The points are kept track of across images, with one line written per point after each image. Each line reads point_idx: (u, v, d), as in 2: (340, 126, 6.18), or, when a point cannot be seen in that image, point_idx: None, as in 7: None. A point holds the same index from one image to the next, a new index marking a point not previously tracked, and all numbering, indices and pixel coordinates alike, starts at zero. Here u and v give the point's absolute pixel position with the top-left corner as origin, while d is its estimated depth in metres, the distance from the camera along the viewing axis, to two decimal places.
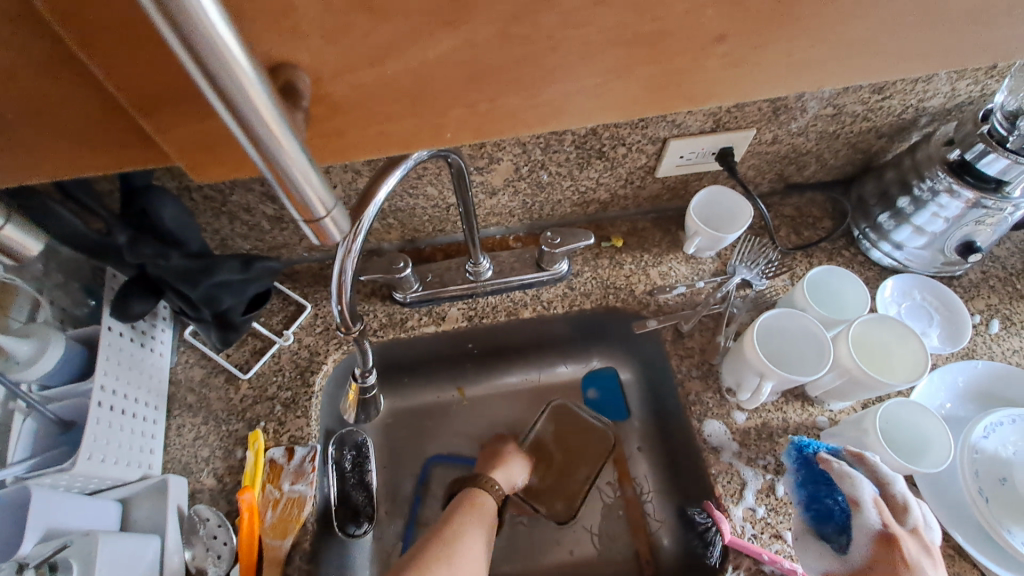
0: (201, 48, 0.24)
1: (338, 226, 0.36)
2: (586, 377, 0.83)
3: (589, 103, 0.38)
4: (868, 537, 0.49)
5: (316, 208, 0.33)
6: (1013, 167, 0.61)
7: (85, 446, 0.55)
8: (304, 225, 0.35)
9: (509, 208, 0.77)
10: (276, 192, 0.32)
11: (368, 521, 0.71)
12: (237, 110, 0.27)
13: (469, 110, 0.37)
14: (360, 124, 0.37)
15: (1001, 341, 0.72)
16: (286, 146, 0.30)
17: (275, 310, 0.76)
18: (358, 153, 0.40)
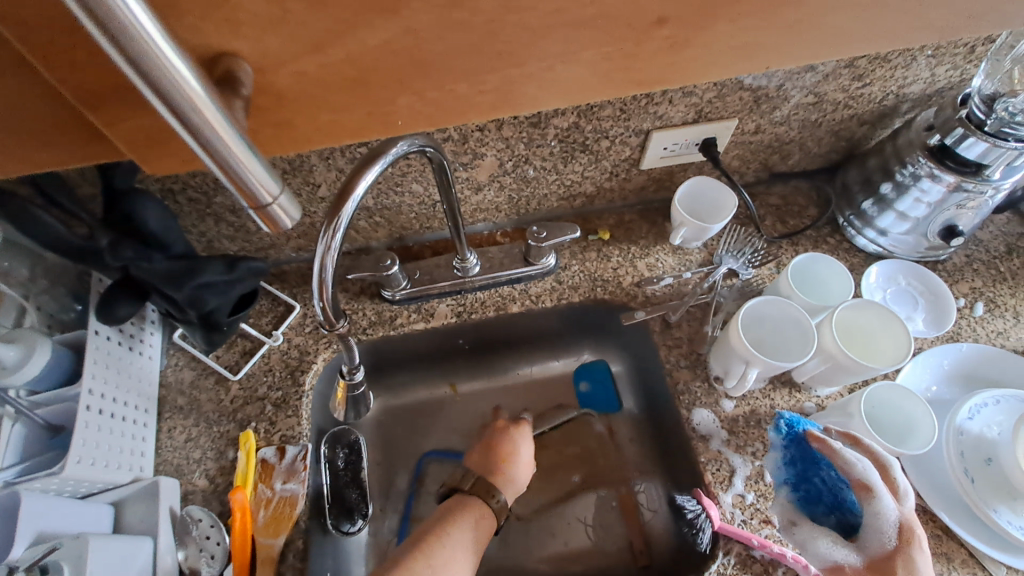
0: (131, 48, 0.28)
1: (286, 210, 0.38)
2: (580, 371, 0.84)
3: (538, 90, 0.48)
4: (886, 523, 0.52)
5: (260, 192, 0.36)
6: (993, 150, 0.62)
7: (74, 449, 0.55)
8: (253, 211, 0.38)
9: (495, 203, 0.77)
10: (220, 178, 0.35)
11: (362, 519, 0.70)
12: (174, 104, 0.30)
13: (418, 98, 0.47)
14: (313, 113, 0.46)
15: (986, 324, 0.72)
16: (223, 134, 0.33)
17: (264, 311, 0.76)
18: (316, 136, 0.49)
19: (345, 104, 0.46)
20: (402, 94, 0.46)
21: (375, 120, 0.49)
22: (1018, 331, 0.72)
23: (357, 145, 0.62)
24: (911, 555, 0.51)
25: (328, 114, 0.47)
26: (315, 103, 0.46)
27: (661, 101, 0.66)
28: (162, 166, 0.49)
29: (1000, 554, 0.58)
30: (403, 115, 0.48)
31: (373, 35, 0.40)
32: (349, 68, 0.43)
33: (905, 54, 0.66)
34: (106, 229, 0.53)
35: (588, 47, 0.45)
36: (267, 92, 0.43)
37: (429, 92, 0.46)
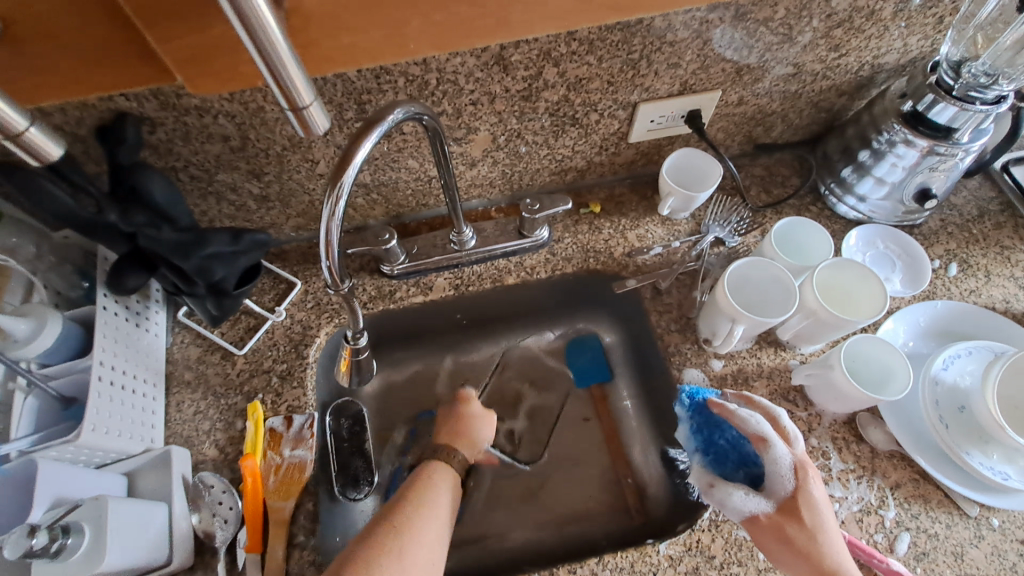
0: None
1: (318, 116, 0.42)
2: (576, 346, 0.86)
3: (528, 16, 0.56)
4: (783, 467, 0.57)
5: (299, 96, 0.40)
6: (961, 114, 0.65)
7: (89, 418, 0.57)
8: (290, 113, 0.41)
9: (489, 178, 0.80)
10: (267, 82, 0.39)
11: (367, 487, 0.73)
12: (242, 11, 0.34)
13: (427, 20, 0.53)
14: (333, 37, 0.51)
15: (959, 283, 0.76)
16: (278, 47, 0.36)
17: (266, 288, 0.78)
18: (325, 67, 0.55)
19: (363, 26, 0.52)
20: (413, 16, 0.52)
21: (390, 42, 0.54)
22: (988, 288, 0.75)
23: (354, 119, 0.64)
24: (806, 491, 0.56)
25: (349, 37, 0.52)
26: (332, 25, 0.50)
27: (647, 73, 0.68)
28: (204, 88, 0.53)
29: (975, 494, 0.62)
30: (415, 38, 0.55)
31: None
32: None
33: (879, 24, 0.69)
34: (112, 203, 0.54)
35: None
36: (297, 15, 0.48)
37: (434, 15, 0.53)
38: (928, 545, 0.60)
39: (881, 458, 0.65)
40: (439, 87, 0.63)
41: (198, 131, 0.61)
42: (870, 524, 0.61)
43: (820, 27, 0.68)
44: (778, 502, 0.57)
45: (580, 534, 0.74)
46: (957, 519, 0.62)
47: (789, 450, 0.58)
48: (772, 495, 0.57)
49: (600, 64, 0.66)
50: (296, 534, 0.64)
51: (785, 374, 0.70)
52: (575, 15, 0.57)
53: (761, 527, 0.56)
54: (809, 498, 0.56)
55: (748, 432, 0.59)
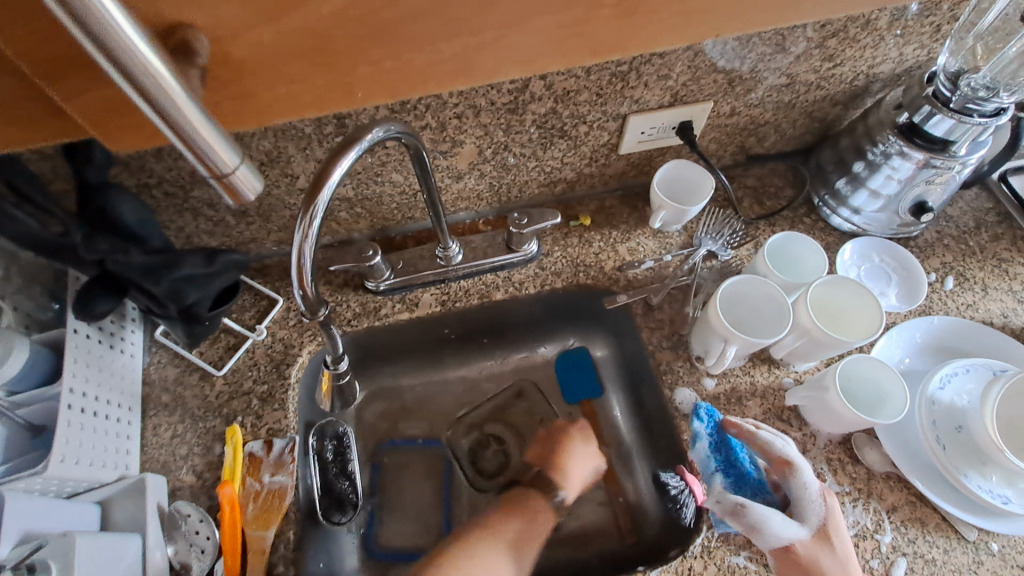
0: (89, 20, 0.29)
1: (248, 180, 0.39)
2: (565, 362, 0.84)
3: (500, 58, 0.52)
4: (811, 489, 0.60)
5: (221, 164, 0.37)
6: (959, 126, 0.63)
7: (58, 448, 0.54)
8: (215, 181, 0.38)
9: (476, 191, 0.78)
10: (183, 150, 0.36)
11: (352, 510, 0.72)
12: (132, 76, 0.31)
13: (373, 68, 0.49)
14: (267, 85, 0.48)
15: (956, 297, 0.75)
16: (184, 110, 0.34)
17: (247, 305, 0.76)
18: (267, 113, 0.51)
19: (302, 76, 0.48)
20: (360, 64, 0.49)
21: (335, 91, 0.51)
22: (986, 302, 0.74)
23: (334, 134, 0.62)
24: (832, 513, 0.59)
25: (287, 86, 0.49)
26: (270, 74, 0.47)
27: (637, 84, 0.66)
28: (125, 143, 0.51)
29: (973, 518, 0.61)
30: (363, 85, 0.51)
31: (326, 6, 0.43)
32: (308, 36, 0.45)
33: (874, 34, 0.67)
34: (81, 224, 0.53)
35: (542, 18, 0.49)
36: (227, 63, 0.45)
37: (384, 62, 0.49)
38: (925, 571, 0.59)
39: (877, 481, 0.64)
40: (422, 101, 0.61)
41: (170, 147, 0.59)
42: (866, 549, 0.60)
43: (814, 37, 0.66)
44: (812, 527, 0.58)
45: (569, 559, 0.72)
46: (954, 543, 0.60)
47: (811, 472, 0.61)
48: (808, 520, 0.59)
49: (588, 76, 0.63)
50: (276, 565, 0.62)
51: (780, 393, 0.68)
52: (550, 58, 0.54)
53: (797, 553, 0.57)
54: (834, 521, 0.59)
55: (775, 454, 0.61)
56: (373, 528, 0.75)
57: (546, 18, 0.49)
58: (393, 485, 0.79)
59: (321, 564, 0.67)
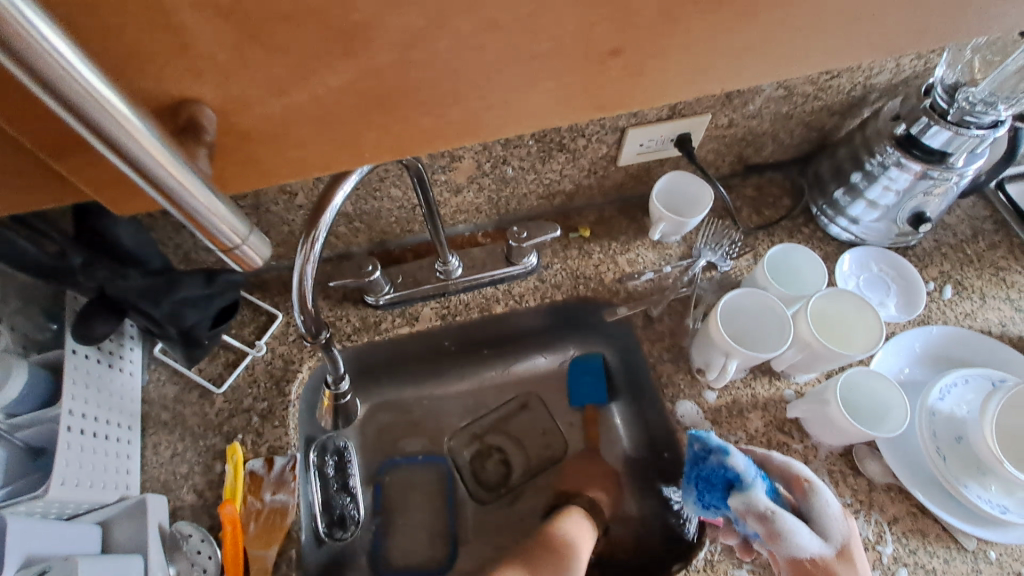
0: (81, 106, 0.27)
1: (256, 252, 0.37)
2: (575, 367, 0.83)
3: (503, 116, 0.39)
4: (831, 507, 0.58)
5: (228, 239, 0.35)
6: (956, 138, 0.64)
7: (58, 471, 0.54)
8: (222, 253, 0.36)
9: (475, 204, 0.78)
10: (189, 227, 0.34)
11: (353, 526, 0.73)
12: (129, 156, 0.29)
13: (382, 131, 0.38)
14: (260, 145, 0.37)
15: (954, 306, 0.75)
16: (188, 187, 0.31)
17: (246, 321, 0.76)
18: (259, 174, 0.39)
19: (301, 136, 0.37)
20: (366, 129, 0.37)
21: (339, 150, 0.39)
22: (984, 311, 0.74)
23: None
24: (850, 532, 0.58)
25: (286, 146, 0.37)
26: (272, 137, 0.36)
27: None
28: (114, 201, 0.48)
29: (973, 528, 0.61)
30: (370, 147, 0.39)
31: (334, 77, 0.33)
32: (308, 99, 0.34)
33: None
34: (78, 246, 0.53)
35: (555, 84, 0.37)
36: (235, 137, 0.36)
37: (394, 128, 0.37)
38: None
39: (879, 492, 0.64)
40: None
41: None
42: (867, 561, 0.60)
43: None
44: (836, 542, 0.57)
45: None
46: (955, 553, 0.60)
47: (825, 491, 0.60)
48: (831, 535, 0.57)
49: None
50: None
51: (780, 405, 0.68)
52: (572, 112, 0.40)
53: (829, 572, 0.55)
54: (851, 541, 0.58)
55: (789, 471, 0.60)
56: (381, 546, 0.75)
57: (557, 95, 0.38)
58: (399, 502, 0.79)
59: None
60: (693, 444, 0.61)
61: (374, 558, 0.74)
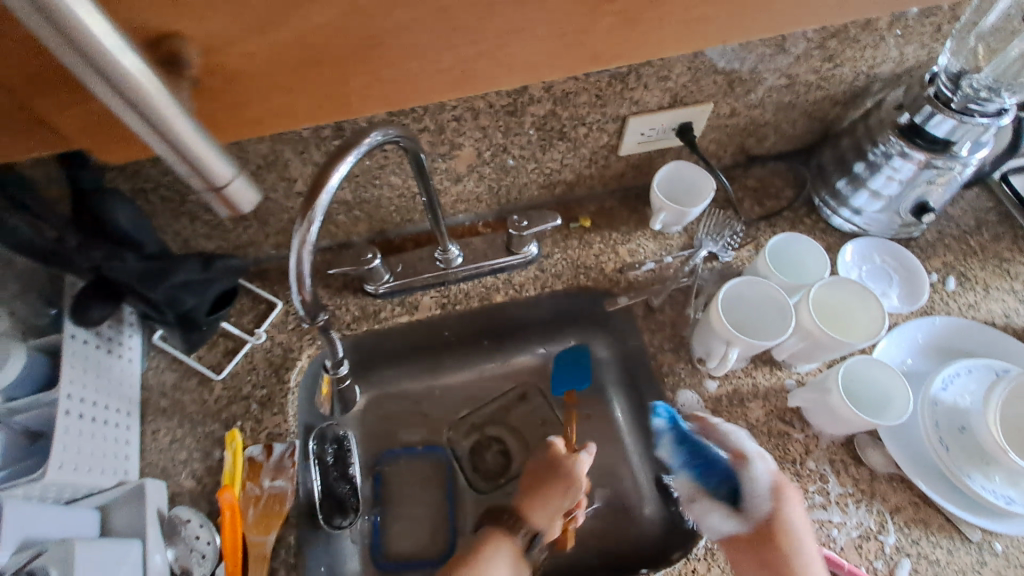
0: (73, 32, 0.29)
1: (242, 194, 0.39)
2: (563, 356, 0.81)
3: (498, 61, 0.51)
4: (764, 486, 0.60)
5: (216, 175, 0.37)
6: (960, 126, 0.63)
7: (55, 455, 0.54)
8: (211, 193, 0.38)
9: (475, 193, 0.77)
10: (179, 167, 0.36)
11: (353, 513, 0.71)
12: (118, 86, 0.31)
13: (369, 76, 0.49)
14: (256, 92, 0.47)
15: (958, 297, 0.74)
16: (171, 118, 0.33)
17: (245, 309, 0.76)
18: (257, 120, 0.50)
19: (296, 83, 0.47)
20: (355, 72, 0.48)
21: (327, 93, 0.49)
22: (987, 303, 0.74)
23: (332, 138, 0.62)
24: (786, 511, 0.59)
25: (281, 92, 0.48)
26: (266, 83, 0.47)
27: (637, 86, 0.66)
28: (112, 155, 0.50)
29: (978, 519, 0.60)
30: (357, 92, 0.50)
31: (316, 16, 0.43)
32: (304, 46, 0.44)
33: (874, 34, 0.67)
34: (76, 230, 0.53)
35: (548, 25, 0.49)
36: (218, 75, 0.44)
37: (380, 71, 0.48)
38: (929, 571, 0.59)
39: (880, 482, 0.63)
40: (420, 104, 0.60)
41: None
42: (869, 551, 0.60)
43: (814, 37, 0.66)
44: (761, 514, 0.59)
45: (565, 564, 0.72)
46: (958, 543, 0.60)
47: (768, 468, 0.61)
48: (753, 508, 0.60)
49: (587, 78, 0.63)
50: (277, 569, 0.62)
51: (782, 394, 0.68)
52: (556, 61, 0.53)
53: (747, 543, 0.59)
54: (788, 518, 0.58)
55: (729, 448, 0.62)
56: (379, 537, 0.76)
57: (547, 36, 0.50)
58: (398, 494, 0.79)
59: (323, 568, 0.67)
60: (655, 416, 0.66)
61: (371, 547, 0.74)
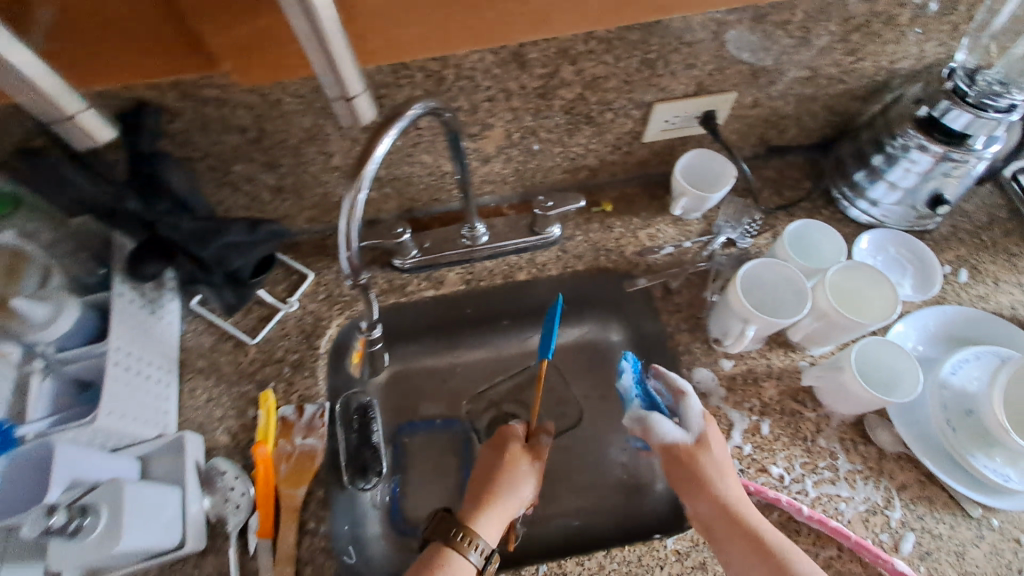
0: None
1: (366, 106, 0.47)
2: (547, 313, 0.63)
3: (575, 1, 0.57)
4: (699, 415, 0.64)
5: (347, 88, 0.44)
6: (976, 120, 0.65)
7: (105, 402, 0.58)
8: (339, 105, 0.46)
9: (502, 175, 0.80)
10: (320, 74, 0.44)
11: (376, 478, 0.72)
12: None
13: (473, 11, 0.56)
14: (377, 28, 0.55)
15: (968, 289, 0.76)
16: (323, 20, 0.40)
17: (279, 279, 0.79)
18: (379, 54, 0.57)
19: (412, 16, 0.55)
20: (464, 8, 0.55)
21: (439, 34, 0.57)
22: (997, 295, 0.76)
23: (371, 114, 0.64)
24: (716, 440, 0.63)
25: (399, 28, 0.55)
26: (388, 16, 0.54)
27: (664, 73, 0.69)
28: (253, 78, 0.55)
29: (977, 496, 0.63)
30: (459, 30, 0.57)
31: None
32: None
33: (895, 29, 0.69)
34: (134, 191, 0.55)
35: None
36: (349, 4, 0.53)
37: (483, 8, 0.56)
38: (932, 545, 0.61)
39: (888, 460, 0.66)
40: (456, 84, 0.64)
41: (216, 121, 0.61)
42: (875, 524, 0.62)
43: (837, 31, 0.68)
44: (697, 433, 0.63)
45: (579, 531, 0.74)
46: (960, 520, 0.62)
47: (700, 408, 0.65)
48: (690, 426, 0.63)
49: (617, 63, 0.66)
50: (308, 520, 0.66)
51: (795, 375, 0.70)
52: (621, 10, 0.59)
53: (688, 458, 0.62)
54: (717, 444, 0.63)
55: (674, 384, 0.65)
56: (399, 503, 0.78)
57: None
58: (418, 463, 0.82)
59: (347, 527, 0.69)
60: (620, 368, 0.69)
61: (392, 511, 0.77)
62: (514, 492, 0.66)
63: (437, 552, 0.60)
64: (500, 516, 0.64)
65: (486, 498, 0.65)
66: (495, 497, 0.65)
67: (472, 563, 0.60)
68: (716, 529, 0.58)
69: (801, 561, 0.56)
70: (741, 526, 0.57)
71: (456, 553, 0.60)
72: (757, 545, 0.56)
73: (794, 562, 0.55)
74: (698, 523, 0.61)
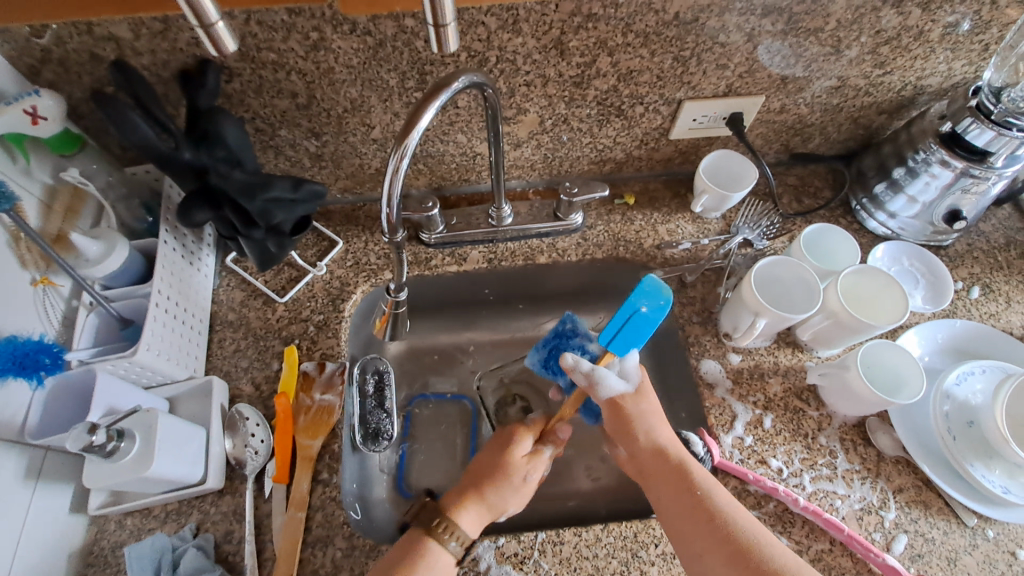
0: None
1: (451, 37, 0.46)
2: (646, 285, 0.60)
3: None
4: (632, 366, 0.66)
5: (441, 14, 0.43)
6: (998, 139, 0.66)
7: (145, 338, 0.61)
8: (431, 29, 0.45)
9: (531, 161, 0.83)
10: None
11: (386, 441, 0.77)
12: None
13: None
14: None
15: (980, 306, 0.78)
16: None
17: (310, 244, 0.82)
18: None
19: None
20: None
21: None
22: (1009, 314, 0.77)
23: (414, 89, 0.68)
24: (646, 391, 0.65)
25: None
26: None
27: (696, 71, 0.71)
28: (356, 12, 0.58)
29: (973, 504, 0.64)
30: None
31: None
32: None
33: (926, 45, 0.71)
34: (189, 142, 0.58)
35: None
36: None
37: None
38: (924, 548, 0.62)
39: (887, 463, 0.67)
40: (497, 66, 0.67)
41: (270, 84, 0.66)
42: (869, 523, 0.64)
43: (868, 42, 0.70)
44: (638, 383, 0.65)
45: (578, 509, 0.76)
46: (954, 527, 0.64)
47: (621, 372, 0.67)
48: (632, 376, 0.64)
49: (652, 58, 0.69)
50: (321, 471, 0.67)
51: (801, 373, 0.72)
52: None
53: (624, 405, 0.64)
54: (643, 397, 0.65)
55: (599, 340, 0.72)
56: (404, 470, 0.78)
57: None
58: (424, 435, 0.82)
59: (353, 485, 0.72)
60: (564, 325, 0.74)
61: (399, 477, 0.77)
62: (502, 502, 0.63)
63: (415, 540, 0.58)
64: (481, 517, 0.62)
65: (468, 494, 0.62)
66: (478, 497, 0.62)
67: (450, 556, 0.58)
68: (644, 468, 0.62)
69: (725, 502, 0.58)
70: (667, 463, 0.60)
71: (435, 543, 0.58)
72: (677, 481, 0.59)
73: (717, 501, 0.57)
74: (630, 466, 0.64)
